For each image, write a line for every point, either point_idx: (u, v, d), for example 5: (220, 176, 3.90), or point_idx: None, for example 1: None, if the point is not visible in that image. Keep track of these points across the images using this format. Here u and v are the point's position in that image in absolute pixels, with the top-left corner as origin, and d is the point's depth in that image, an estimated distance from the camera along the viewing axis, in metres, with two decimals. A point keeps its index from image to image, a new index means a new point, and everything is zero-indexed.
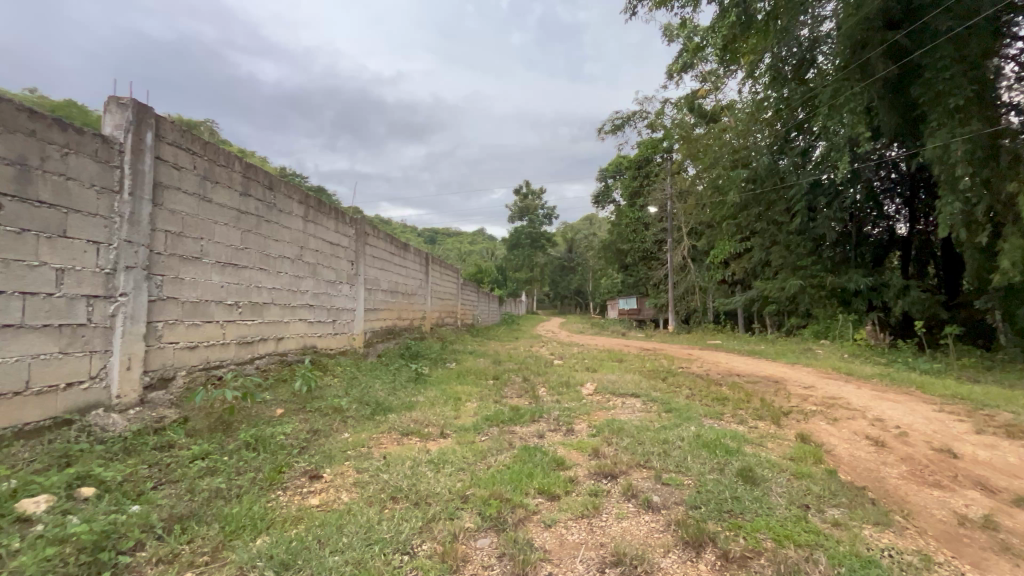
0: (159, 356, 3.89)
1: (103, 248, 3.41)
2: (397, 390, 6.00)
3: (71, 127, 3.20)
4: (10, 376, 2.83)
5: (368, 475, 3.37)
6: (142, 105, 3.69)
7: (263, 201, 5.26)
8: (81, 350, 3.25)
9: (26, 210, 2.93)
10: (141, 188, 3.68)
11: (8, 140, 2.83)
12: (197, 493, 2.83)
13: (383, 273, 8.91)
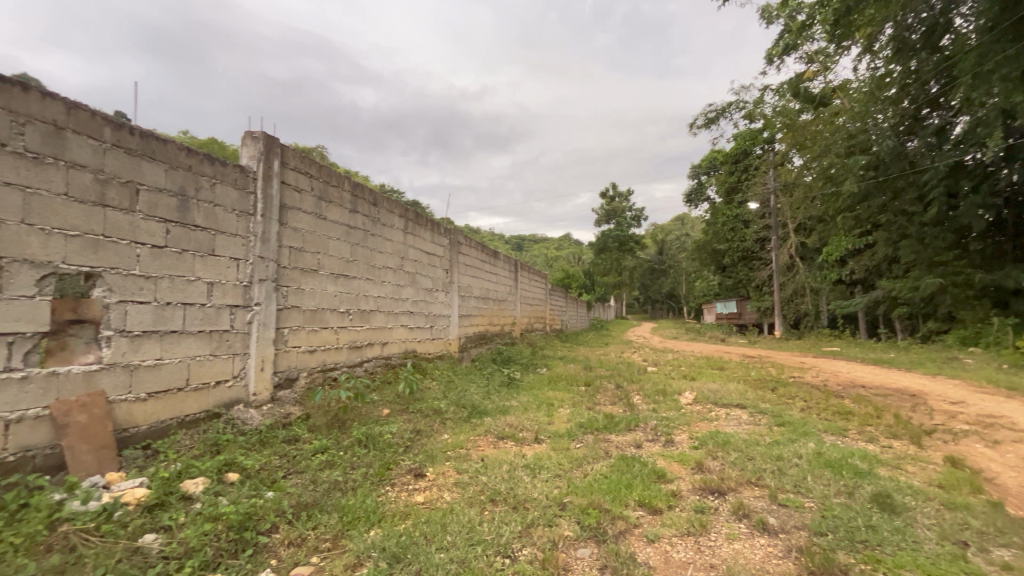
0: (286, 358, 4.37)
1: (242, 263, 3.91)
2: (492, 395, 6.14)
3: (218, 161, 3.72)
4: (175, 375, 3.34)
5: (468, 476, 3.48)
6: (270, 137, 4.19)
7: (369, 216, 5.70)
8: (227, 353, 3.75)
9: (185, 233, 3.44)
10: (271, 210, 4.17)
11: (172, 175, 3.36)
12: (319, 484, 3.12)
13: (475, 280, 9.22)
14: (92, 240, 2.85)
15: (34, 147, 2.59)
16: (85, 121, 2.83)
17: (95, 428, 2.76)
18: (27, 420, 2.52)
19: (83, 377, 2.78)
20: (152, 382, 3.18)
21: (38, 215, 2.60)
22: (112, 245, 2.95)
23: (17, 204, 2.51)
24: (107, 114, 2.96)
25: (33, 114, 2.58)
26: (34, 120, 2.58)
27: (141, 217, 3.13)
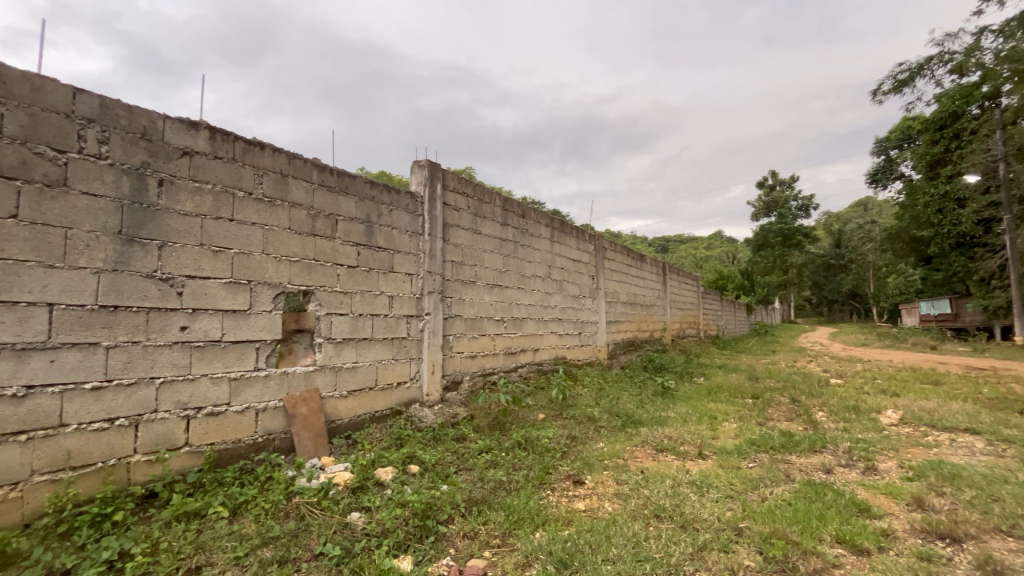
0: (452, 363, 4.78)
1: (414, 278, 4.40)
2: (646, 404, 5.89)
3: (393, 190, 4.26)
4: (367, 376, 3.89)
5: (629, 488, 3.37)
6: (434, 163, 4.66)
7: (518, 228, 5.97)
8: (405, 357, 4.25)
9: (371, 254, 4.01)
10: (436, 228, 4.63)
11: (360, 205, 3.94)
12: (487, 481, 3.32)
13: (621, 285, 9.00)
14: (307, 264, 3.48)
15: (268, 193, 3.26)
16: (299, 167, 3.47)
17: (312, 419, 3.35)
18: (268, 409, 3.16)
19: (304, 377, 3.40)
20: (350, 381, 3.74)
21: (271, 246, 3.26)
22: (320, 267, 3.57)
23: (259, 238, 3.19)
24: (314, 160, 3.59)
25: (267, 167, 3.26)
26: (268, 171, 3.26)
27: (339, 243, 3.73)
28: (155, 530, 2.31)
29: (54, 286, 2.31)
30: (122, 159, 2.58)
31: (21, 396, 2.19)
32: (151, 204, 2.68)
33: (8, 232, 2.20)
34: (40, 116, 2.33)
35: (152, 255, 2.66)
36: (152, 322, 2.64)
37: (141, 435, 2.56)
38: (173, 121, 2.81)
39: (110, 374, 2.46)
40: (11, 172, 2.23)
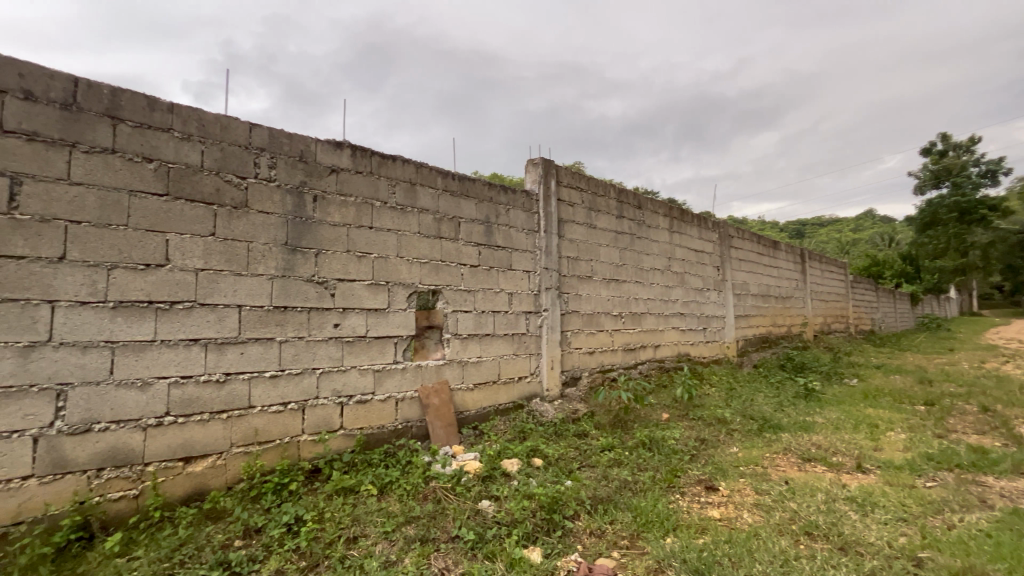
0: (570, 358, 4.78)
1: (531, 275, 4.48)
2: (787, 407, 5.30)
3: (509, 189, 4.38)
4: (491, 370, 4.05)
5: (771, 499, 3.05)
6: (547, 160, 4.69)
7: (634, 220, 5.76)
8: (525, 353, 4.35)
9: (491, 253, 4.16)
10: (551, 225, 4.66)
11: (480, 207, 4.12)
12: (611, 480, 3.25)
13: (751, 276, 8.21)
14: (434, 265, 3.73)
15: (400, 201, 3.56)
16: (426, 175, 3.73)
17: (443, 409, 3.59)
18: (406, 399, 3.46)
19: (435, 370, 3.65)
20: (476, 375, 3.94)
21: (404, 250, 3.55)
22: (446, 268, 3.80)
23: (394, 243, 3.49)
24: (438, 167, 3.84)
25: (398, 177, 3.56)
26: (399, 181, 3.56)
27: (462, 243, 3.94)
28: (320, 500, 2.66)
29: (242, 290, 2.76)
30: (286, 180, 3.00)
31: (221, 381, 2.65)
32: (309, 218, 3.08)
33: (209, 246, 2.67)
34: (228, 149, 2.79)
35: (310, 262, 3.05)
36: (313, 320, 3.04)
37: (306, 418, 2.96)
38: (323, 143, 3.20)
39: (283, 365, 2.89)
40: (210, 197, 2.70)
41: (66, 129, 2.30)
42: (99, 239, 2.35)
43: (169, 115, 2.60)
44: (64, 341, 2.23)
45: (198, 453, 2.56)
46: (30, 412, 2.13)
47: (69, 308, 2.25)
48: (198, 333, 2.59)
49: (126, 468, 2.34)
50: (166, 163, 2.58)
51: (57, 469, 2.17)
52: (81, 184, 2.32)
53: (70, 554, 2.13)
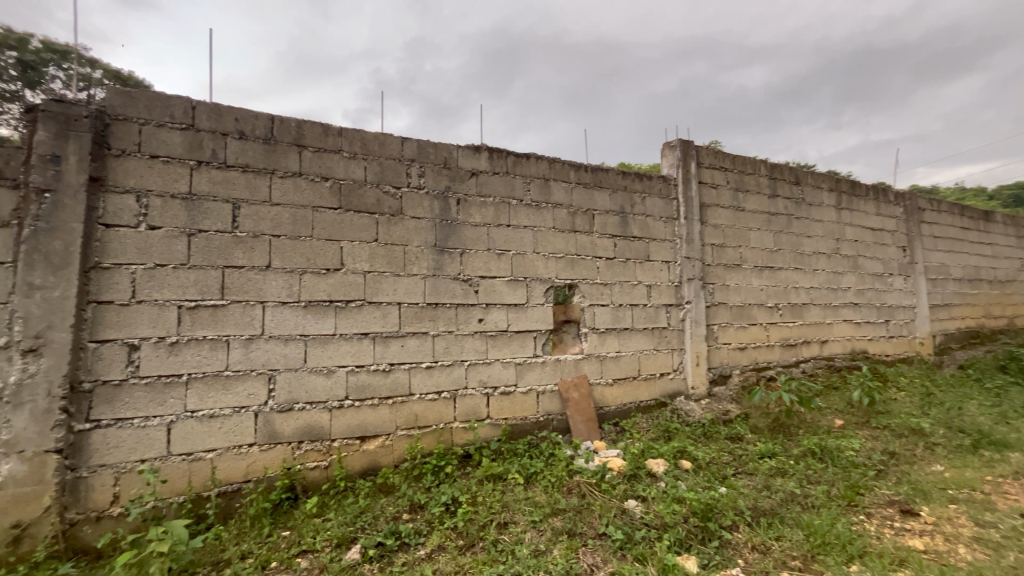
0: (718, 354, 4.40)
1: (672, 265, 4.22)
2: (1015, 420, 4.19)
3: (645, 176, 4.18)
4: (631, 366, 3.92)
5: (1000, 536, 2.44)
6: (686, 141, 4.36)
7: (791, 199, 5.07)
8: (667, 348, 4.12)
9: (628, 245, 4.02)
10: (693, 211, 4.33)
11: (615, 197, 4.01)
12: (775, 491, 2.90)
13: (952, 256, 6.68)
14: (570, 259, 3.72)
15: (535, 198, 3.62)
16: (559, 170, 3.75)
17: (583, 404, 3.58)
18: (547, 392, 3.52)
19: (574, 364, 3.65)
20: (616, 370, 3.84)
21: (541, 245, 3.60)
22: (582, 261, 3.77)
23: (531, 239, 3.57)
24: (571, 160, 3.83)
25: (533, 174, 3.63)
26: (533, 178, 3.63)
27: (597, 236, 3.87)
28: (473, 485, 2.84)
29: (400, 289, 3.06)
30: (433, 186, 3.25)
31: (387, 370, 2.98)
32: (453, 220, 3.29)
33: (373, 251, 3.01)
34: (385, 163, 3.12)
35: (456, 261, 3.27)
36: (460, 315, 3.25)
37: (457, 406, 3.18)
38: (464, 149, 3.39)
39: (436, 357, 3.14)
40: (373, 207, 3.04)
41: (267, 160, 2.78)
42: (293, 249, 2.79)
43: (339, 138, 2.99)
44: (272, 334, 2.70)
45: (371, 433, 2.91)
46: (251, 392, 2.62)
47: (274, 307, 2.71)
48: (367, 328, 2.94)
49: (318, 442, 2.77)
50: (338, 180, 2.96)
51: (271, 440, 2.65)
52: (279, 204, 2.78)
53: (283, 509, 2.58)
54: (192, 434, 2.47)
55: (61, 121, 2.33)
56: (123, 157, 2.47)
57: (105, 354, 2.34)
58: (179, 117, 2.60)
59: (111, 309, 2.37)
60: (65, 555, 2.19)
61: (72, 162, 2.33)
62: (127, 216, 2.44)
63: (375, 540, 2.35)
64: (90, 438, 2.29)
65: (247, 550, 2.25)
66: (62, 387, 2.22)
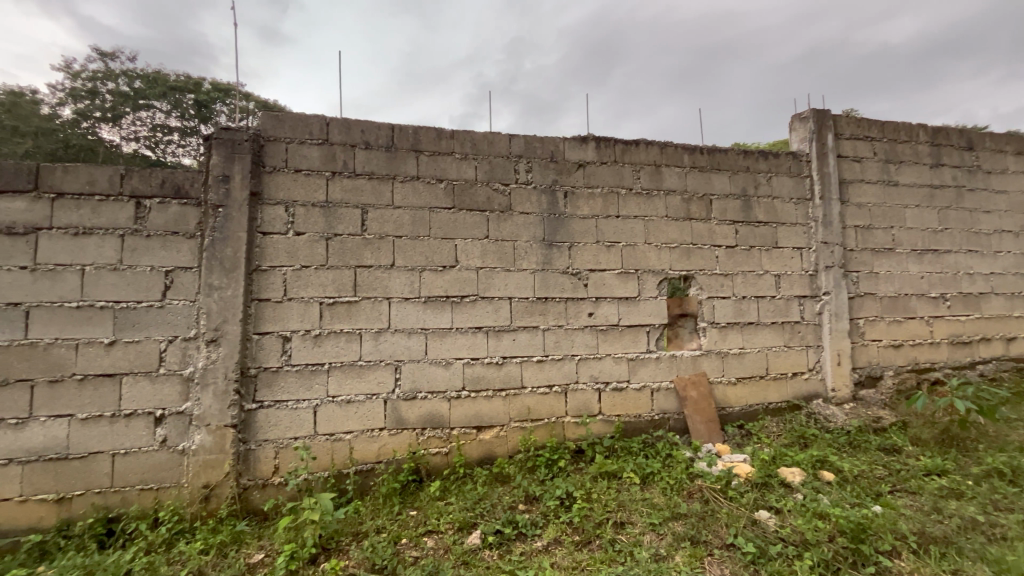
0: (865, 352, 3.83)
1: (805, 251, 3.76)
2: None
3: (771, 154, 3.77)
4: (757, 364, 3.58)
5: None
6: (821, 110, 3.85)
7: (962, 167, 4.23)
8: (800, 345, 3.68)
9: (751, 231, 3.66)
10: (830, 189, 3.81)
11: (735, 179, 3.67)
12: (948, 516, 2.44)
13: None
14: (685, 248, 3.49)
15: (645, 186, 3.46)
16: (670, 154, 3.54)
17: (703, 403, 3.35)
18: (662, 390, 3.35)
19: (691, 361, 3.42)
20: (739, 368, 3.53)
21: (653, 235, 3.43)
22: (699, 250, 3.52)
23: (642, 229, 3.41)
24: (685, 143, 3.59)
25: (642, 161, 3.47)
26: (643, 165, 3.47)
27: (716, 223, 3.58)
28: (587, 481, 2.80)
29: (511, 284, 3.12)
30: (541, 181, 3.26)
31: (499, 363, 3.05)
32: (561, 213, 3.27)
33: (485, 247, 3.10)
34: (495, 161, 3.19)
35: (565, 255, 3.24)
36: (570, 310, 3.22)
37: (569, 401, 3.16)
38: (570, 140, 3.35)
39: (547, 351, 3.15)
40: (484, 205, 3.14)
41: (389, 166, 3.00)
42: (414, 248, 2.98)
43: (452, 141, 3.12)
44: (397, 328, 2.91)
45: (486, 423, 3.01)
46: (380, 380, 2.86)
47: (398, 303, 2.92)
48: (481, 322, 3.05)
49: (439, 430, 2.93)
50: (452, 180, 3.10)
51: (399, 425, 2.87)
52: (400, 207, 2.99)
53: (410, 491, 2.78)
54: (334, 416, 2.77)
55: (228, 145, 2.74)
56: (275, 173, 2.83)
57: (266, 344, 2.71)
58: (317, 133, 2.91)
59: (269, 305, 2.74)
60: (241, 514, 2.59)
61: (238, 180, 2.73)
62: (279, 224, 2.80)
63: (494, 527, 2.43)
64: (256, 416, 2.67)
65: (381, 525, 2.46)
66: (236, 371, 2.62)
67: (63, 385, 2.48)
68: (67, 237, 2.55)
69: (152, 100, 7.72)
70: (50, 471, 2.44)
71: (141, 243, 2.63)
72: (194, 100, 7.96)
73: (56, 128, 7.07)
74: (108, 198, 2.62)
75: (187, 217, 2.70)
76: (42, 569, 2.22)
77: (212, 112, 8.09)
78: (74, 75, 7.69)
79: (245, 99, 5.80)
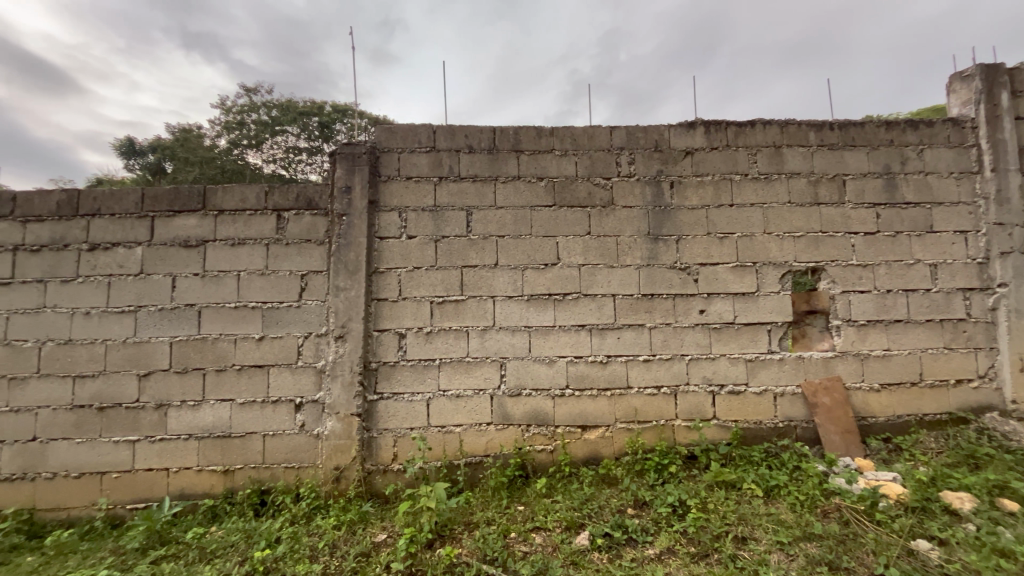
0: None
1: (971, 235, 3.15)
2: None
3: (923, 123, 3.22)
4: (907, 368, 3.08)
5: None
6: (991, 64, 3.20)
7: None
8: (967, 346, 3.10)
9: (898, 214, 3.16)
10: (1007, 158, 3.15)
11: (875, 155, 3.20)
12: None
13: None
14: (813, 237, 3.12)
15: (763, 170, 3.15)
16: (793, 134, 3.19)
17: (838, 412, 2.96)
18: (787, 395, 3.03)
19: (823, 363, 3.05)
20: (885, 373, 3.06)
21: (774, 224, 3.11)
22: (830, 239, 3.12)
23: (760, 218, 3.11)
24: (811, 119, 3.21)
25: (759, 143, 3.17)
26: (760, 148, 3.17)
27: (851, 207, 3.15)
28: (702, 489, 2.62)
29: (614, 281, 3.03)
30: (644, 172, 3.12)
31: (604, 362, 2.98)
32: (667, 205, 3.10)
33: (587, 244, 3.05)
34: (595, 155, 3.12)
35: (672, 249, 3.07)
36: (679, 307, 3.04)
37: (679, 403, 2.99)
38: (676, 128, 3.17)
39: (654, 350, 3.01)
40: (585, 201, 3.08)
41: (491, 168, 3.08)
42: (516, 247, 3.03)
43: (551, 138, 3.11)
44: (502, 325, 2.98)
45: (591, 423, 2.96)
46: (487, 376, 2.94)
47: (502, 302, 2.99)
48: (584, 320, 3.00)
49: (544, 427, 2.95)
50: (552, 178, 3.09)
51: (505, 420, 2.93)
52: (502, 207, 3.05)
53: (517, 485, 2.83)
54: (445, 409, 2.91)
55: (350, 159, 3.01)
56: (389, 181, 3.05)
57: (384, 340, 2.93)
58: (425, 141, 3.08)
59: (386, 304, 2.95)
60: (366, 496, 2.83)
61: (358, 190, 2.98)
62: (394, 228, 3.01)
63: (602, 529, 2.37)
64: (377, 406, 2.90)
65: (491, 517, 2.53)
66: (360, 365, 2.87)
67: (226, 374, 2.90)
68: (227, 247, 2.98)
69: (285, 125, 8.80)
70: (218, 447, 2.87)
71: (282, 250, 2.99)
72: (318, 122, 8.93)
73: (214, 156, 8.37)
74: (256, 212, 3.02)
75: (317, 226, 3.01)
76: (215, 529, 2.64)
77: (333, 131, 9.02)
78: (227, 110, 9.03)
79: (360, 117, 6.37)
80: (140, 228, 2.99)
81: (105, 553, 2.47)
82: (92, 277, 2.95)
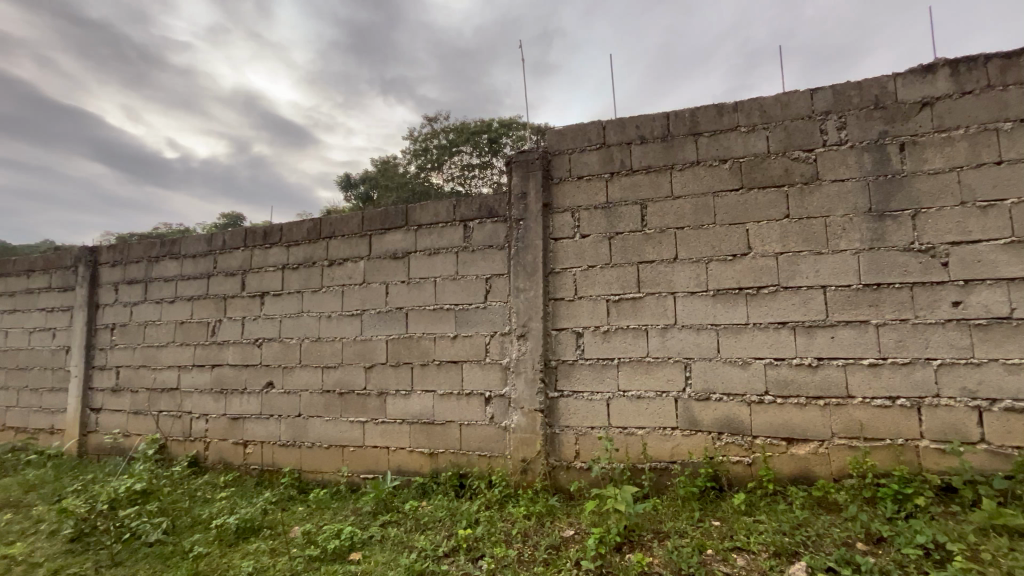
0: None
1: None
2: None
3: None
4: None
5: None
6: None
7: None
8: None
9: None
10: None
11: None
12: None
13: None
14: None
15: None
16: None
17: None
18: None
19: None
20: None
21: None
22: None
23: None
24: None
25: None
26: None
27: None
28: (969, 532, 2.03)
29: (823, 270, 2.57)
30: (860, 137, 2.58)
31: (815, 365, 2.55)
32: (897, 173, 2.51)
33: (785, 229, 2.65)
34: (792, 126, 2.70)
35: (906, 227, 2.47)
36: (919, 298, 2.43)
37: (926, 419, 2.38)
38: (906, 75, 2.55)
39: (884, 353, 2.45)
40: (781, 179, 2.69)
41: (666, 156, 2.90)
42: (698, 239, 2.79)
43: (735, 114, 2.79)
44: (685, 324, 2.77)
45: (800, 436, 2.55)
46: (670, 378, 2.77)
47: (684, 298, 2.78)
48: (785, 316, 2.61)
49: (739, 437, 2.65)
50: (738, 158, 2.77)
51: (693, 426, 2.72)
52: (681, 197, 2.85)
53: (710, 497, 2.59)
54: (626, 410, 2.83)
55: (525, 165, 3.15)
56: (561, 182, 3.11)
57: (563, 339, 2.99)
58: (595, 139, 3.06)
59: (563, 304, 3.01)
60: (552, 489, 2.92)
61: (533, 195, 3.11)
62: (567, 229, 3.05)
63: (825, 563, 2.02)
64: (558, 404, 2.97)
65: (683, 529, 2.36)
66: (540, 363, 2.98)
67: (429, 368, 3.31)
68: (425, 257, 3.41)
69: (461, 146, 9.76)
70: (424, 431, 3.29)
71: (469, 256, 3.29)
72: (487, 138, 9.61)
73: (407, 181, 9.72)
74: (447, 224, 3.37)
75: (497, 232, 3.23)
76: (425, 503, 3.02)
77: (501, 145, 9.67)
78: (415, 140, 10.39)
79: (526, 127, 6.66)
80: (362, 245, 3.61)
81: (349, 513, 3.03)
82: (331, 287, 3.67)
